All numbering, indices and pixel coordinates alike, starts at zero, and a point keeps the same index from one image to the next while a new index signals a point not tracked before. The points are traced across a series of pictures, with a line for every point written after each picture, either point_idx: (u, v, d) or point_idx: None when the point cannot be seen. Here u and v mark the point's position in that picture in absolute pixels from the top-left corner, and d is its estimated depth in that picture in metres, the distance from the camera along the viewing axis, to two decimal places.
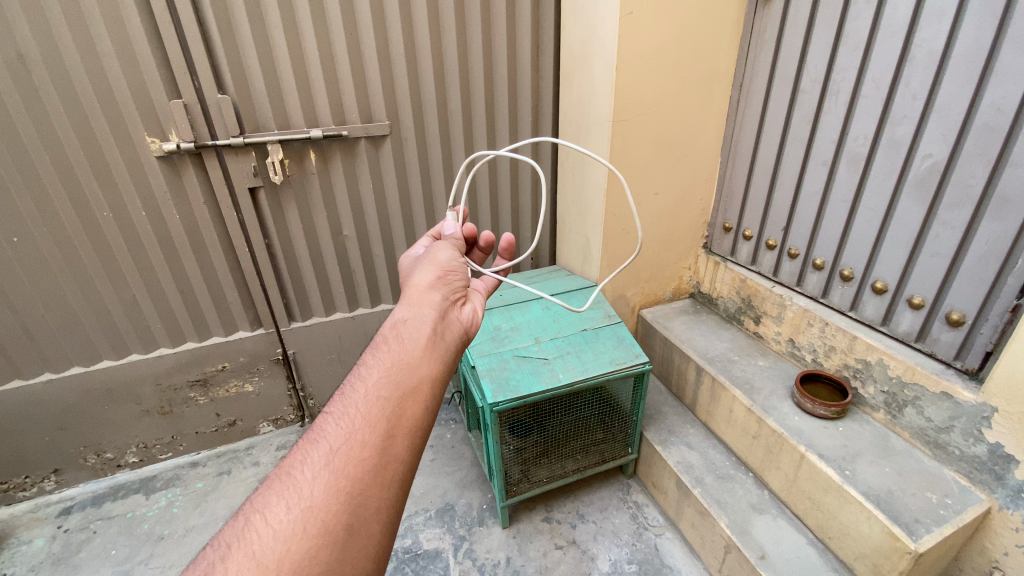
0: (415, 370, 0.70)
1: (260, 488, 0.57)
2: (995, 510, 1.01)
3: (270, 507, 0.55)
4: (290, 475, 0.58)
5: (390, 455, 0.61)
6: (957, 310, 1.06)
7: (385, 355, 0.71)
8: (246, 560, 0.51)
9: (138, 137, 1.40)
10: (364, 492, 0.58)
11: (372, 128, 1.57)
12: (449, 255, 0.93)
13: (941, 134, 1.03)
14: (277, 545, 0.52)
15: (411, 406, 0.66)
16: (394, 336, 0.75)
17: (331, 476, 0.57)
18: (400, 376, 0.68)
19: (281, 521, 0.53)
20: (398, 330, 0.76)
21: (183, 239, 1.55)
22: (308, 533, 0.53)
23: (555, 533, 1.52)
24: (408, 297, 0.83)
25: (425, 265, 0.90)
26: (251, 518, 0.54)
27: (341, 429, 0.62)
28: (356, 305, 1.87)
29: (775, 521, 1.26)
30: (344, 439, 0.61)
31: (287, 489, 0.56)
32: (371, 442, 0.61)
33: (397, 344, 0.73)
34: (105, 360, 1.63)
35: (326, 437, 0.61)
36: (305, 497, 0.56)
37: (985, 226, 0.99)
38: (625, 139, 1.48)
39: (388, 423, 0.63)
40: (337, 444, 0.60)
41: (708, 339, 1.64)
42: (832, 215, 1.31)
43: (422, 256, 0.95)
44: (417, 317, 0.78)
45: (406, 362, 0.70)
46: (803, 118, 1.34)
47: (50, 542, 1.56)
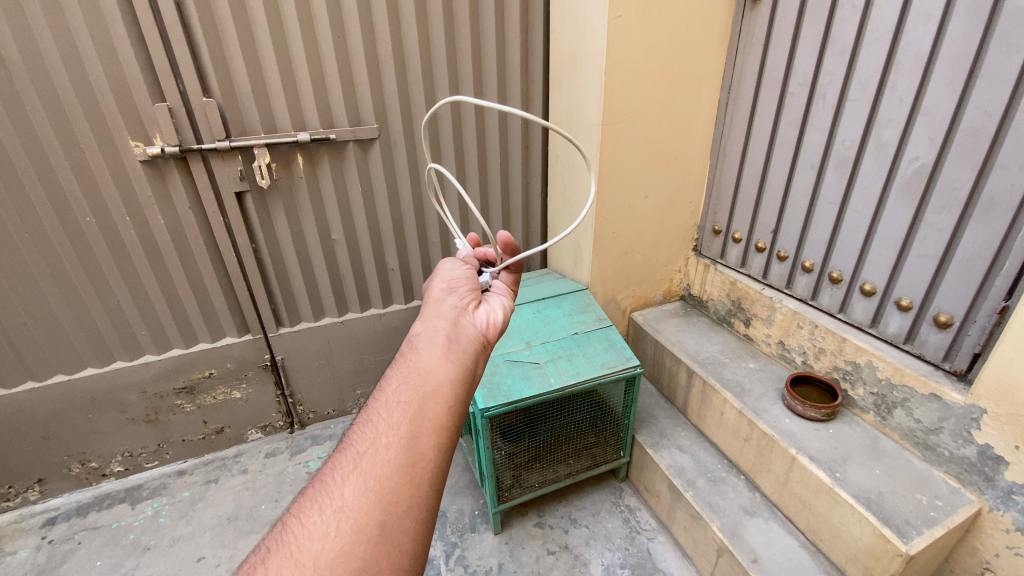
0: (433, 373, 0.70)
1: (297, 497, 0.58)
2: (986, 511, 1.01)
3: (305, 512, 0.55)
4: (323, 483, 0.58)
5: (417, 454, 0.60)
6: (945, 311, 1.06)
7: (404, 365, 0.72)
8: (283, 562, 0.51)
9: (122, 141, 1.37)
10: (394, 489, 0.57)
11: (361, 132, 1.56)
12: (455, 268, 0.94)
13: (927, 137, 1.04)
14: (312, 544, 0.52)
15: (433, 406, 0.65)
16: (411, 347, 0.75)
17: (360, 478, 0.57)
18: (419, 381, 0.68)
19: (315, 523, 0.54)
20: (414, 341, 0.76)
21: (168, 244, 1.53)
22: (340, 532, 0.53)
23: (547, 539, 1.51)
24: (422, 312, 0.84)
25: (434, 282, 0.92)
26: (287, 524, 0.55)
27: (366, 434, 0.62)
28: (345, 310, 1.85)
29: (766, 523, 1.26)
30: (370, 442, 0.61)
31: (320, 495, 0.56)
32: (396, 443, 0.60)
33: (414, 354, 0.73)
34: (89, 368, 1.60)
35: (354, 444, 0.61)
36: (337, 500, 0.55)
37: (972, 228, 0.99)
38: (615, 142, 1.47)
39: (410, 423, 0.62)
40: (363, 448, 0.60)
41: (698, 341, 1.64)
42: (820, 217, 1.31)
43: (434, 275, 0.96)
44: (431, 327, 0.79)
45: (425, 368, 0.70)
46: (791, 120, 1.34)
47: (33, 553, 1.53)
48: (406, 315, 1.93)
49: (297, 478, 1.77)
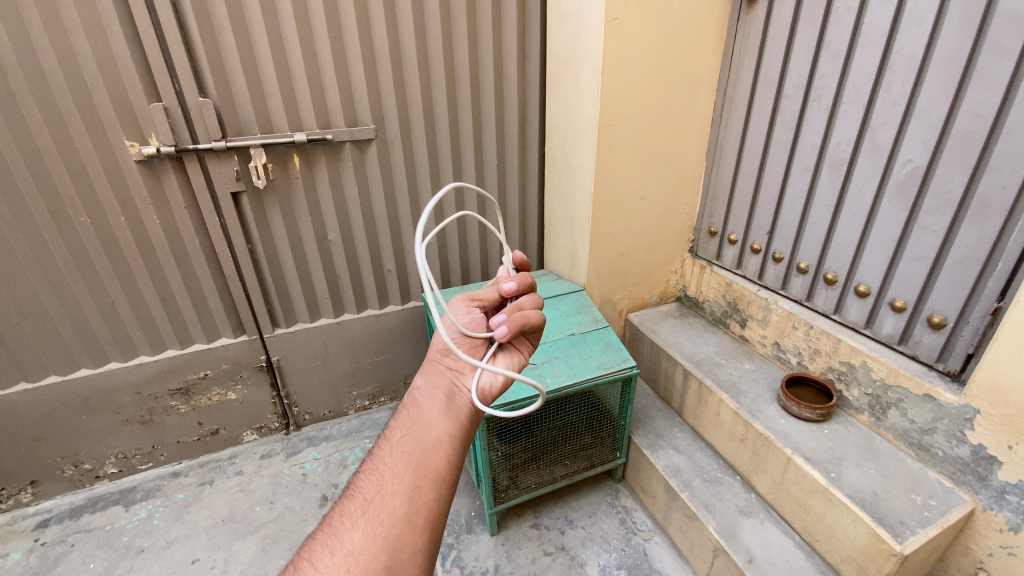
0: (436, 424, 0.71)
1: (307, 540, 0.60)
2: (979, 511, 1.02)
3: (316, 556, 0.57)
4: (332, 526, 0.60)
5: (420, 502, 0.62)
6: (939, 312, 1.07)
7: (407, 415, 0.73)
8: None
9: (117, 141, 1.37)
10: (399, 537, 0.59)
11: (358, 132, 1.56)
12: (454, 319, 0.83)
13: (921, 139, 1.05)
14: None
15: (436, 455, 0.67)
16: (413, 397, 0.76)
17: (367, 525, 0.59)
18: (423, 431, 0.69)
19: (326, 567, 0.56)
20: (416, 392, 0.77)
21: (163, 243, 1.52)
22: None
23: (543, 540, 1.51)
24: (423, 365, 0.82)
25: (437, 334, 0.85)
26: (299, 566, 0.57)
27: (373, 481, 0.64)
28: (342, 310, 1.85)
29: (762, 523, 1.26)
30: (376, 490, 0.63)
31: (330, 539, 0.59)
32: (401, 491, 0.62)
33: (416, 404, 0.74)
34: (84, 368, 1.59)
35: (361, 491, 0.63)
36: (347, 545, 0.58)
37: (965, 229, 1.00)
38: (612, 144, 1.48)
39: (414, 472, 0.64)
40: (371, 495, 0.62)
41: (694, 342, 1.65)
42: (815, 219, 1.32)
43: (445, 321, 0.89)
44: (431, 380, 0.78)
45: (428, 419, 0.72)
46: (787, 122, 1.35)
47: (26, 555, 1.51)
48: (402, 316, 1.93)
49: (292, 479, 1.76)
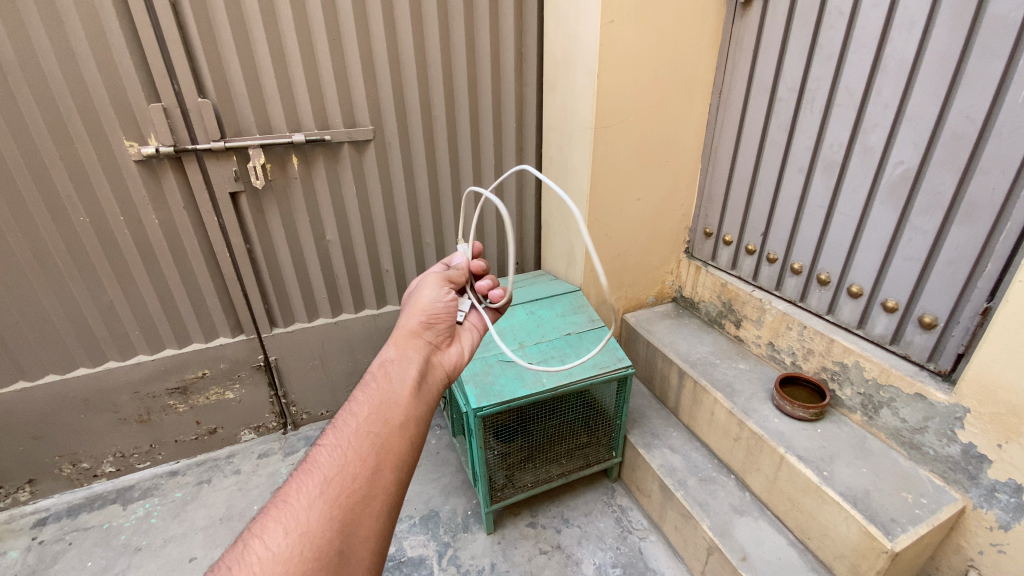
0: (403, 406, 0.71)
1: (258, 514, 0.60)
2: (970, 509, 1.03)
3: (269, 532, 0.57)
4: (287, 502, 0.60)
5: (379, 485, 0.63)
6: (930, 312, 1.09)
7: (375, 390, 0.73)
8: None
9: (116, 141, 1.38)
10: (355, 520, 0.60)
11: (356, 133, 1.57)
12: (434, 293, 0.90)
13: (911, 142, 1.06)
14: (275, 568, 0.54)
15: (399, 438, 0.68)
16: (382, 372, 0.76)
17: (324, 505, 0.60)
18: (390, 412, 0.70)
19: (279, 545, 0.56)
20: (386, 366, 0.78)
21: (162, 243, 1.53)
22: (301, 558, 0.55)
23: (539, 538, 1.52)
24: (396, 337, 0.84)
25: (409, 307, 0.89)
26: (249, 543, 0.57)
27: (334, 460, 0.64)
28: (340, 310, 1.86)
29: (756, 522, 1.27)
30: (336, 469, 0.63)
31: (285, 515, 0.59)
32: (361, 474, 0.63)
33: (386, 380, 0.75)
34: (82, 368, 1.60)
35: (320, 467, 0.63)
36: (301, 524, 0.58)
37: (955, 230, 1.02)
38: (607, 145, 1.49)
39: (376, 455, 0.65)
40: (330, 474, 0.62)
41: (689, 342, 1.66)
42: (809, 220, 1.33)
43: (411, 297, 0.94)
44: (404, 356, 0.80)
45: (396, 399, 0.72)
46: (780, 125, 1.36)
47: (24, 554, 1.52)
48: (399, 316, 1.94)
49: None
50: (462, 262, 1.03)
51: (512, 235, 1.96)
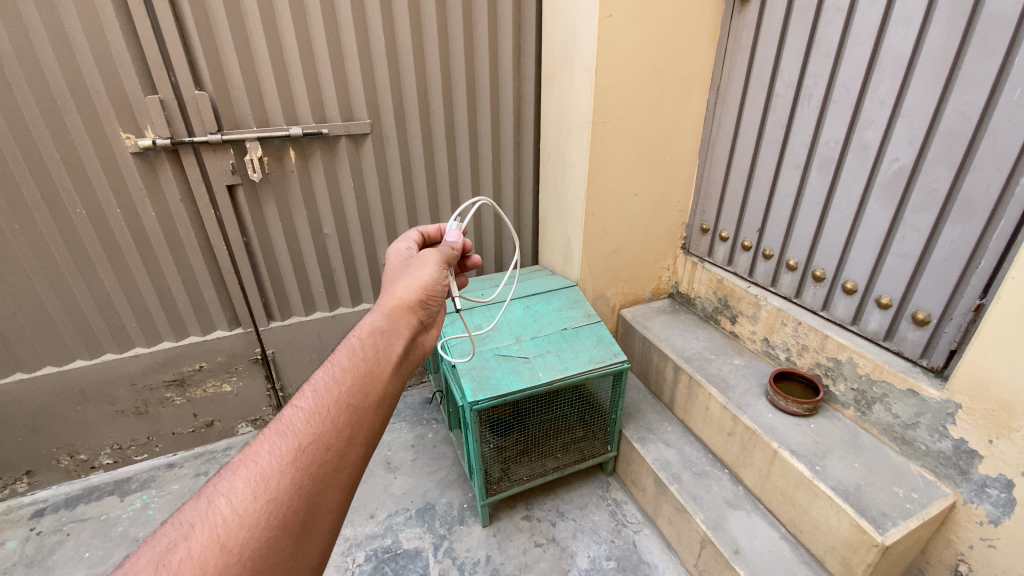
0: (384, 380, 0.69)
1: (224, 469, 0.57)
2: (960, 504, 1.04)
3: (236, 493, 0.55)
4: (257, 463, 0.58)
5: (350, 459, 0.62)
6: (923, 309, 1.09)
7: (360, 359, 0.69)
8: (208, 543, 0.51)
9: (113, 133, 1.37)
10: (322, 492, 0.58)
11: (353, 127, 1.57)
12: (434, 273, 0.86)
13: (907, 139, 1.06)
14: (239, 531, 0.52)
15: (375, 413, 0.66)
16: (370, 340, 0.72)
17: (295, 474, 0.57)
18: (370, 385, 0.67)
19: (244, 508, 0.53)
20: (375, 335, 0.73)
21: (160, 236, 1.53)
22: (266, 524, 0.53)
23: (534, 531, 1.53)
24: (388, 305, 0.79)
25: (404, 279, 0.84)
26: (214, 500, 0.55)
27: (309, 427, 0.61)
28: (337, 304, 1.87)
29: (749, 516, 1.28)
30: (311, 437, 0.60)
31: (253, 476, 0.56)
32: (335, 446, 0.61)
33: (372, 350, 0.71)
34: (79, 360, 1.60)
35: (295, 431, 0.60)
36: (269, 491, 0.55)
37: (950, 227, 1.02)
38: (605, 140, 1.49)
39: (352, 428, 0.63)
40: (304, 442, 0.59)
41: (685, 338, 1.67)
42: (805, 216, 1.34)
43: (406, 269, 0.89)
44: (394, 329, 0.76)
45: (378, 372, 0.69)
46: (777, 121, 1.36)
47: (22, 544, 1.52)
48: None
49: None
50: (458, 241, 0.99)
51: (509, 230, 1.97)
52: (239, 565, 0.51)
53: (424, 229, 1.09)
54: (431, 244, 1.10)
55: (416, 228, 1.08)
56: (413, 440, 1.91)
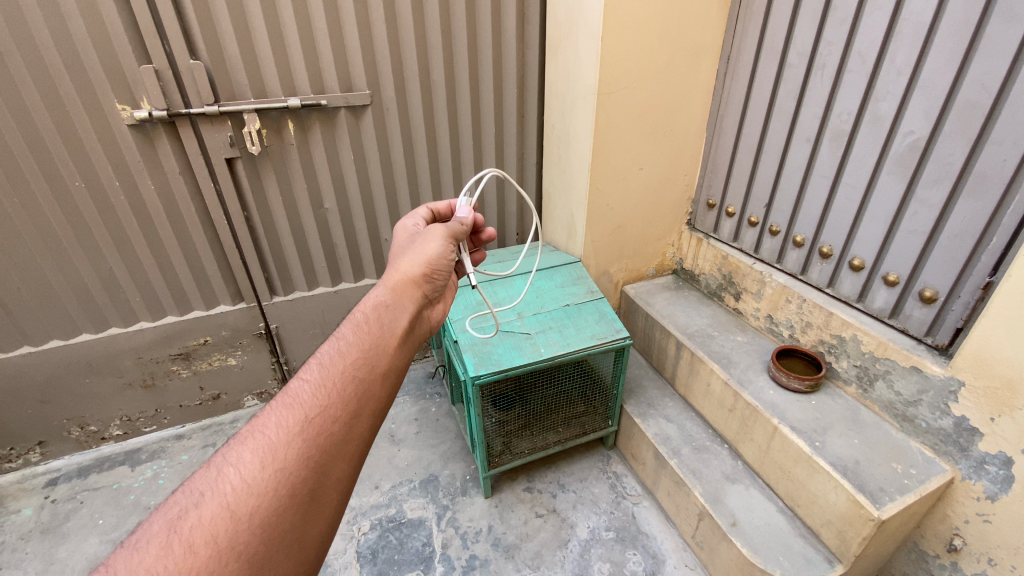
0: (389, 353, 0.68)
1: (233, 440, 0.58)
2: (959, 480, 1.05)
3: (244, 463, 0.55)
4: (264, 434, 0.58)
5: (357, 431, 0.62)
6: (930, 287, 1.08)
7: (365, 333, 0.69)
8: (217, 512, 0.52)
9: (108, 105, 1.34)
10: (328, 462, 0.58)
11: (352, 98, 1.53)
12: (440, 247, 0.85)
13: (923, 111, 1.03)
14: (248, 500, 0.53)
15: (380, 386, 0.66)
16: (375, 314, 0.72)
17: (302, 445, 0.57)
18: (375, 359, 0.67)
19: (253, 478, 0.54)
20: (380, 309, 0.73)
21: (160, 210, 1.52)
22: (275, 492, 0.54)
23: (535, 502, 1.56)
24: (393, 280, 0.78)
25: (409, 253, 0.83)
26: (223, 470, 0.55)
27: (314, 399, 0.61)
28: (339, 279, 1.87)
29: (747, 490, 1.30)
30: (317, 409, 0.60)
31: (261, 448, 0.56)
32: (340, 418, 0.61)
33: (377, 324, 0.70)
34: (85, 334, 1.61)
35: (300, 404, 0.60)
36: (276, 462, 0.56)
37: (962, 203, 1.00)
38: (611, 112, 1.45)
39: (358, 401, 0.63)
40: (310, 414, 0.60)
41: (688, 314, 1.66)
42: (814, 191, 1.31)
43: (412, 244, 0.87)
44: (399, 304, 0.75)
45: (383, 346, 0.68)
46: (789, 92, 1.32)
47: (37, 511, 1.57)
48: None
49: None
50: (469, 216, 0.98)
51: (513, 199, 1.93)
52: (249, 531, 0.52)
53: (434, 206, 1.08)
54: (441, 221, 1.09)
55: (425, 204, 1.07)
56: (417, 414, 1.94)
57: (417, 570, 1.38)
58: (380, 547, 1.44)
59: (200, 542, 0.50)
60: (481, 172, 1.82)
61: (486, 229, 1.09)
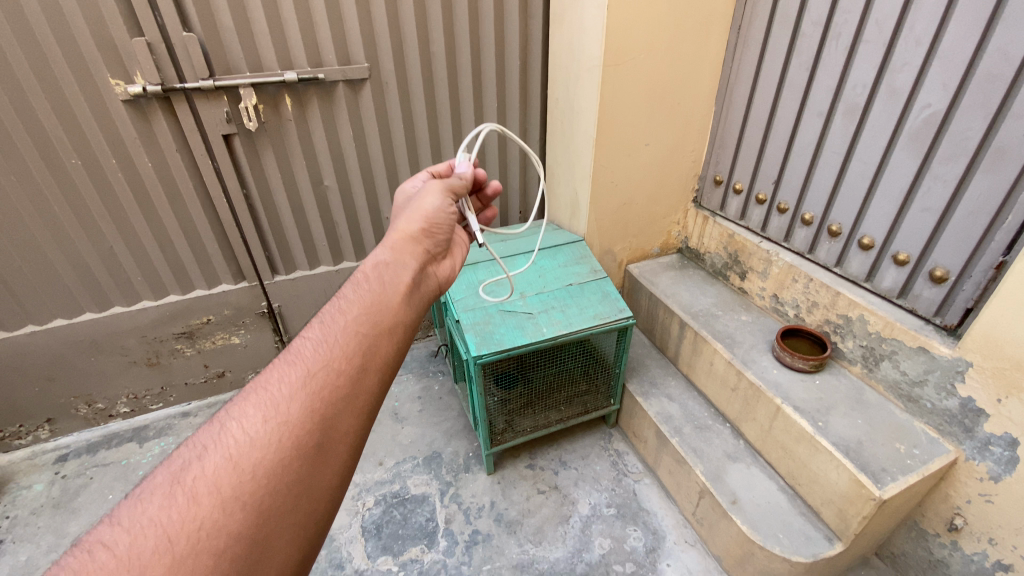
0: (392, 309, 0.67)
1: (236, 396, 0.57)
2: (962, 460, 1.04)
3: (247, 417, 0.54)
4: (267, 390, 0.57)
5: (364, 386, 0.61)
6: (941, 266, 1.05)
7: (366, 290, 0.68)
8: (221, 464, 0.51)
9: (101, 79, 1.31)
10: (334, 416, 0.57)
11: (350, 72, 1.49)
12: (439, 202, 0.83)
13: (941, 83, 0.99)
14: (251, 452, 0.52)
15: (385, 341, 0.65)
16: (375, 273, 0.71)
17: (306, 399, 0.56)
18: (378, 315, 0.66)
19: (256, 431, 0.53)
20: (380, 268, 0.72)
21: (158, 188, 1.50)
22: (279, 443, 0.53)
23: (537, 479, 1.57)
24: (393, 238, 0.77)
25: (409, 211, 0.82)
26: (227, 424, 0.55)
27: (316, 353, 0.60)
28: (341, 258, 1.86)
29: (748, 469, 1.30)
30: (320, 363, 0.59)
31: (264, 402, 0.56)
32: (345, 372, 0.60)
33: (378, 282, 0.70)
34: (89, 312, 1.62)
35: (303, 360, 0.60)
36: (279, 414, 0.55)
37: (978, 180, 0.96)
38: (616, 85, 1.41)
39: (363, 355, 0.62)
40: (313, 368, 0.59)
41: (693, 293, 1.64)
42: (824, 167, 1.27)
43: (411, 203, 0.86)
44: (399, 261, 0.74)
45: (385, 301, 0.67)
46: (802, 64, 1.27)
47: (48, 487, 1.60)
48: None
49: None
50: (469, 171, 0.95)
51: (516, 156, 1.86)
52: (253, 480, 0.51)
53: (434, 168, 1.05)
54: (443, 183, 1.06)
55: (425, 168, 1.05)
56: (420, 392, 1.95)
57: (420, 545, 1.40)
58: (384, 521, 1.46)
59: (203, 493, 0.49)
60: (479, 125, 1.74)
61: (491, 185, 1.06)
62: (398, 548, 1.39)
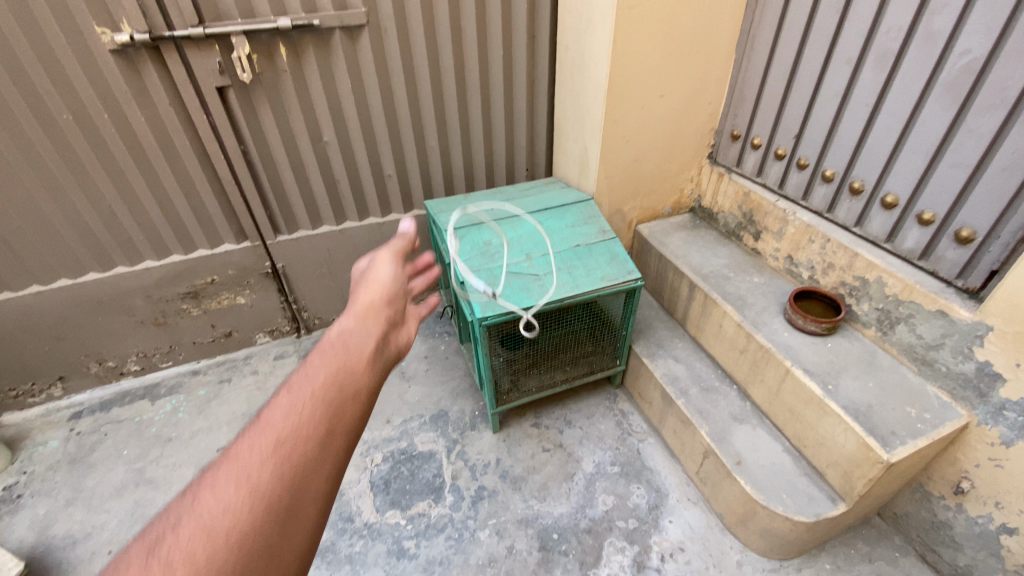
0: (359, 376, 0.53)
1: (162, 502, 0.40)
2: (974, 425, 1.03)
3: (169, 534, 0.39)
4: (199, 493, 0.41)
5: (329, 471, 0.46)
6: (968, 226, 1.00)
7: (325, 357, 0.53)
8: None
9: (85, 27, 1.24)
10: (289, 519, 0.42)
11: (347, 17, 1.41)
12: (396, 269, 0.71)
13: (984, 26, 0.90)
14: None
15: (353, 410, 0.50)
16: (336, 339, 0.56)
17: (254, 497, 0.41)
18: (344, 384, 0.51)
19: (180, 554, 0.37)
20: (342, 334, 0.57)
21: (153, 144, 1.46)
22: (240, 517, 0.40)
23: (542, 438, 1.59)
24: (352, 306, 0.63)
25: (361, 283, 0.69)
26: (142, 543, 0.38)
27: (268, 433, 0.45)
28: (343, 217, 1.83)
29: (754, 430, 1.30)
30: (273, 447, 0.44)
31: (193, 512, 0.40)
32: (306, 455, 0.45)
33: (338, 349, 0.55)
34: (92, 273, 1.61)
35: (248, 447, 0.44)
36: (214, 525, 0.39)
37: (1015, 133, 0.90)
38: (629, 32, 1.32)
39: (331, 427, 0.47)
40: (263, 453, 0.43)
41: (704, 254, 1.60)
42: (850, 119, 1.20)
43: (365, 273, 0.73)
44: (362, 326, 0.59)
45: (353, 367, 0.53)
46: (832, 5, 1.17)
47: (64, 443, 1.64)
48: None
49: None
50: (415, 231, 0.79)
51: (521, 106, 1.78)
52: None
53: None
54: None
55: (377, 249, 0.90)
56: (426, 351, 1.95)
57: (428, 500, 1.43)
58: (392, 477, 1.49)
59: None
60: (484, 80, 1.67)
61: None
62: (406, 503, 1.42)
